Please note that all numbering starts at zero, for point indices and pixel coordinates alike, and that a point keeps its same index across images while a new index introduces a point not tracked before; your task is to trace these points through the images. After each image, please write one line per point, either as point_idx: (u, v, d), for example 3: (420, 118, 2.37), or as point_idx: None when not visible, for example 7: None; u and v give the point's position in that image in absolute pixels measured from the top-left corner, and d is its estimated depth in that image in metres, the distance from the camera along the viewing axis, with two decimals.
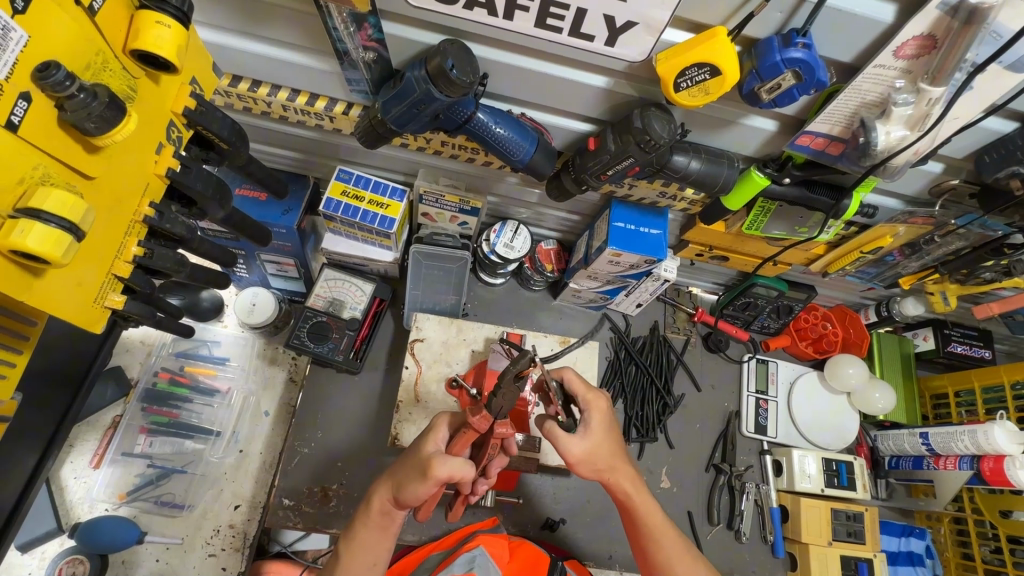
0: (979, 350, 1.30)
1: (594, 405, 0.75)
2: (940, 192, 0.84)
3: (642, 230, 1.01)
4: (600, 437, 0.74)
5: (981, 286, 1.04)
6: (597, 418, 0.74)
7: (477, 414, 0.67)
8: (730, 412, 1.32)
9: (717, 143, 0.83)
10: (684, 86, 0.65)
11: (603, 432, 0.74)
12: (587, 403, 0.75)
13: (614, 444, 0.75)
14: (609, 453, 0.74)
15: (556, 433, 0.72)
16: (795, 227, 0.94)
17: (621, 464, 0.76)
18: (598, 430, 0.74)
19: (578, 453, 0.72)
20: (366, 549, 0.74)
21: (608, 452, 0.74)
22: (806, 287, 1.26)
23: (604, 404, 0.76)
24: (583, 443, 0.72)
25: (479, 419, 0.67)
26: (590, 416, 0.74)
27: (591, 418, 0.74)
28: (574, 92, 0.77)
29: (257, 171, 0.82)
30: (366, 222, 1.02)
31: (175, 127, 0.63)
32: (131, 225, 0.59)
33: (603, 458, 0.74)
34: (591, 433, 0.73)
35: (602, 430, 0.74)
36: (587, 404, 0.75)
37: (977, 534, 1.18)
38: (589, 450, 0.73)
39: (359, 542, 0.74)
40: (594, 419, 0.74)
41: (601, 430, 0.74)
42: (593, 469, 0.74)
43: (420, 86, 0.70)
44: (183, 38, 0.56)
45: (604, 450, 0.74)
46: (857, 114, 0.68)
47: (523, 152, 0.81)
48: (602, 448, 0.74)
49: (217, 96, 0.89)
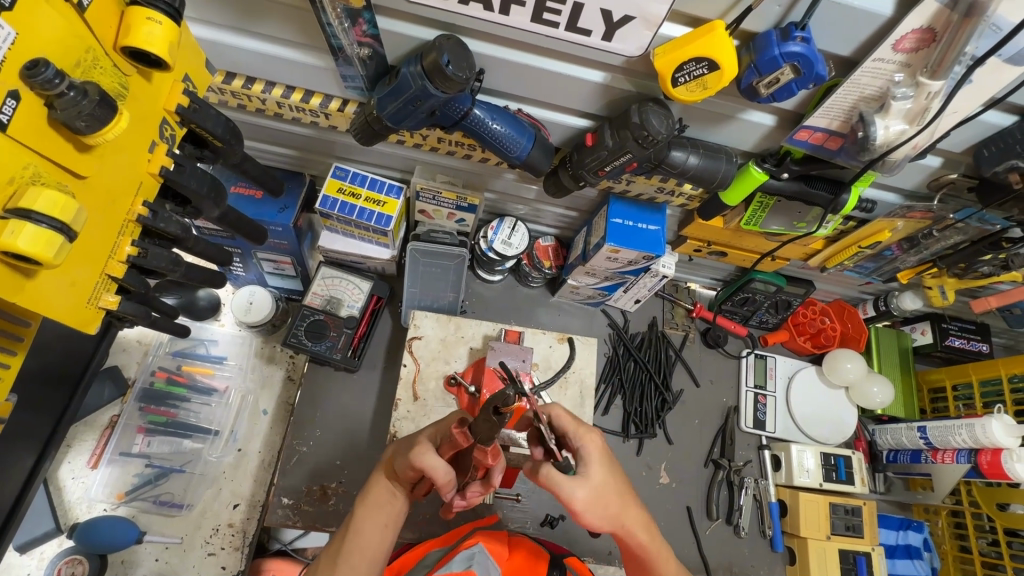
0: (978, 343, 1.30)
1: (590, 440, 0.68)
2: (938, 185, 0.84)
3: (641, 226, 1.01)
4: (604, 477, 0.66)
5: (979, 281, 1.03)
6: (597, 457, 0.67)
7: (460, 427, 0.67)
8: (728, 407, 1.32)
9: (716, 138, 0.83)
10: (682, 81, 0.65)
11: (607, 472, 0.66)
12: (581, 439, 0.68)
13: (619, 482, 0.68)
14: (616, 491, 0.66)
15: (558, 476, 0.63)
16: (793, 222, 0.94)
17: (630, 503, 0.68)
18: (598, 470, 0.66)
19: (583, 498, 0.64)
20: (378, 508, 0.77)
21: (615, 490, 0.66)
22: (805, 282, 1.26)
23: (600, 440, 0.69)
24: (587, 485, 0.64)
25: (461, 436, 0.66)
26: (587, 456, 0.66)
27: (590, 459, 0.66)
28: (571, 88, 0.76)
29: (253, 168, 0.81)
30: (363, 220, 1.02)
31: (168, 125, 0.62)
32: (124, 224, 0.58)
33: (611, 501, 0.66)
34: (592, 475, 0.65)
35: (604, 471, 0.66)
36: (582, 441, 0.68)
37: (974, 526, 1.19)
38: (595, 493, 0.64)
39: (371, 502, 0.77)
40: (593, 455, 0.67)
41: (603, 469, 0.66)
42: (604, 515, 0.65)
43: (416, 82, 0.69)
44: (174, 34, 0.55)
45: (611, 490, 0.66)
46: (856, 108, 0.68)
47: (520, 149, 0.81)
48: (608, 486, 0.66)
49: (212, 93, 0.88)
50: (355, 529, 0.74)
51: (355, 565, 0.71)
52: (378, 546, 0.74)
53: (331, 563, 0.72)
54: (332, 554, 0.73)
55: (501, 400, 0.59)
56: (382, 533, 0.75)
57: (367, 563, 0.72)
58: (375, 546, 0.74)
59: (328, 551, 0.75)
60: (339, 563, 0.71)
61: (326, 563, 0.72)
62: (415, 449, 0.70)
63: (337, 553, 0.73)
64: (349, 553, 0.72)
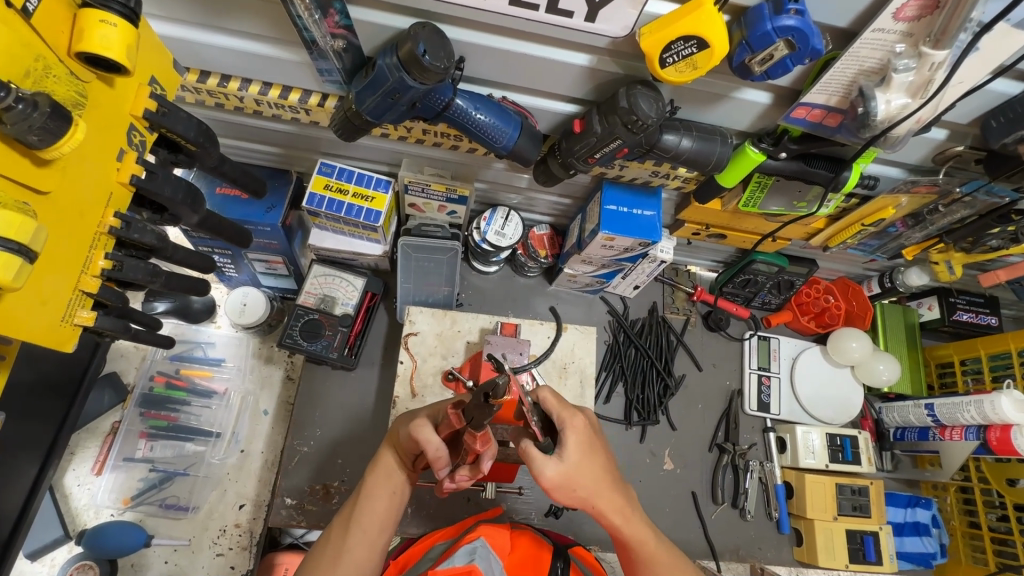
0: (987, 316, 1.27)
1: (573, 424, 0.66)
2: (944, 158, 0.80)
3: (636, 212, 0.98)
4: (580, 462, 0.64)
5: (987, 254, 1.00)
6: (575, 444, 0.65)
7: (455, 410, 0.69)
8: (731, 390, 1.30)
9: (710, 118, 0.79)
10: (670, 61, 0.62)
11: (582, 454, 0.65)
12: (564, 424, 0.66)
13: (597, 466, 0.66)
14: (591, 475, 0.65)
15: (532, 452, 0.63)
16: (793, 201, 0.91)
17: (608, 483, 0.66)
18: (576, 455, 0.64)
19: (552, 478, 0.63)
20: (384, 477, 0.77)
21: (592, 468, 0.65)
22: (808, 261, 1.23)
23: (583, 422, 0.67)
24: (559, 467, 0.63)
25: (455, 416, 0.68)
26: (567, 438, 0.65)
27: (570, 439, 0.65)
28: (557, 73, 0.73)
29: (232, 170, 0.79)
30: (351, 217, 1.00)
31: (137, 131, 0.60)
32: (96, 237, 0.57)
33: (584, 483, 0.64)
34: (568, 458, 0.64)
35: (581, 453, 0.65)
36: (563, 423, 0.66)
37: (983, 502, 1.17)
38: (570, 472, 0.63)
39: (378, 470, 0.78)
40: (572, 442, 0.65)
41: (579, 454, 0.64)
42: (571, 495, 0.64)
43: (393, 74, 0.67)
44: (131, 36, 0.52)
45: (586, 474, 0.64)
46: (856, 82, 0.64)
47: (506, 138, 0.78)
48: (584, 470, 0.64)
49: (187, 92, 0.85)
50: (365, 493, 0.76)
51: (368, 527, 0.73)
52: (388, 512, 0.75)
53: (342, 530, 0.73)
54: (343, 521, 0.75)
55: (492, 390, 0.59)
56: (389, 501, 0.76)
57: (379, 529, 0.74)
58: (385, 512, 0.75)
59: (339, 519, 0.76)
60: (351, 530, 0.73)
61: (337, 527, 0.74)
62: (414, 423, 0.71)
63: (348, 519, 0.74)
64: (360, 518, 0.74)
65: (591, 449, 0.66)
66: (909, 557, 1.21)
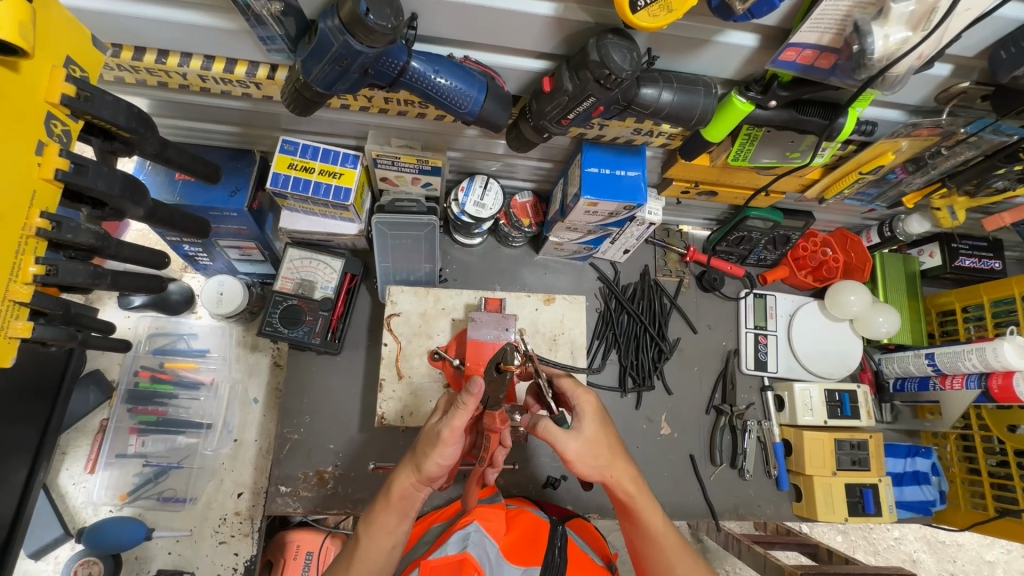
0: (990, 261, 1.23)
1: (586, 400, 0.74)
2: (948, 97, 0.75)
3: (619, 173, 0.92)
4: (596, 433, 0.72)
5: (993, 197, 0.93)
6: (590, 414, 0.73)
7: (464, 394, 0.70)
8: (727, 350, 1.28)
9: (693, 67, 0.73)
10: (642, 4, 0.55)
11: (597, 427, 0.73)
12: (576, 399, 0.74)
13: (612, 437, 0.74)
14: (608, 447, 0.73)
15: (553, 429, 0.69)
16: (785, 152, 0.85)
17: (620, 457, 0.74)
18: (593, 426, 0.72)
19: (575, 450, 0.70)
20: (382, 536, 0.74)
21: (605, 446, 0.73)
22: (805, 213, 1.16)
23: (595, 401, 0.74)
24: (580, 440, 0.70)
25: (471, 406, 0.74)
26: (584, 412, 0.73)
27: (584, 413, 0.73)
28: (521, 26, 0.66)
29: (177, 155, 0.74)
30: (319, 197, 0.94)
31: (56, 120, 0.55)
32: (23, 240, 0.53)
33: (601, 453, 0.72)
34: (586, 428, 0.72)
35: (597, 424, 0.73)
36: (577, 401, 0.74)
37: (983, 448, 1.16)
38: (585, 447, 0.71)
39: (375, 527, 0.74)
40: (588, 413, 0.73)
41: (596, 424, 0.73)
42: (593, 466, 0.72)
43: (337, 39, 0.60)
44: (24, 11, 0.47)
45: (602, 445, 0.72)
46: (851, 15, 0.58)
47: (471, 103, 0.72)
48: (599, 442, 0.72)
49: (125, 72, 0.79)
50: (360, 557, 0.73)
51: None
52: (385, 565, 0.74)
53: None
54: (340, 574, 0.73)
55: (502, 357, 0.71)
56: (389, 555, 0.75)
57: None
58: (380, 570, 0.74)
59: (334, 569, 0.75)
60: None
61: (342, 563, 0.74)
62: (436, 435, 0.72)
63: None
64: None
65: (606, 426, 0.74)
66: (909, 505, 1.22)
